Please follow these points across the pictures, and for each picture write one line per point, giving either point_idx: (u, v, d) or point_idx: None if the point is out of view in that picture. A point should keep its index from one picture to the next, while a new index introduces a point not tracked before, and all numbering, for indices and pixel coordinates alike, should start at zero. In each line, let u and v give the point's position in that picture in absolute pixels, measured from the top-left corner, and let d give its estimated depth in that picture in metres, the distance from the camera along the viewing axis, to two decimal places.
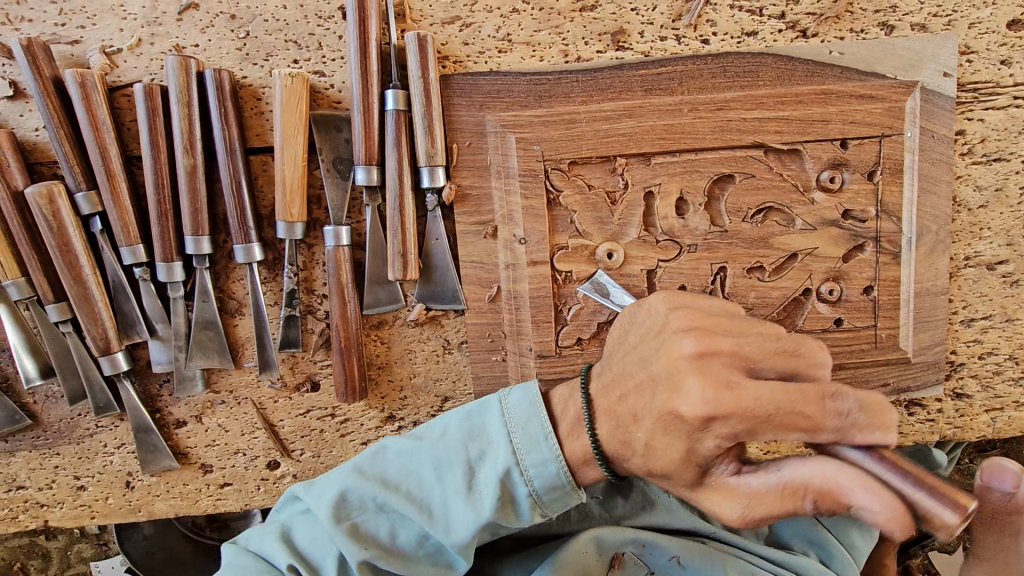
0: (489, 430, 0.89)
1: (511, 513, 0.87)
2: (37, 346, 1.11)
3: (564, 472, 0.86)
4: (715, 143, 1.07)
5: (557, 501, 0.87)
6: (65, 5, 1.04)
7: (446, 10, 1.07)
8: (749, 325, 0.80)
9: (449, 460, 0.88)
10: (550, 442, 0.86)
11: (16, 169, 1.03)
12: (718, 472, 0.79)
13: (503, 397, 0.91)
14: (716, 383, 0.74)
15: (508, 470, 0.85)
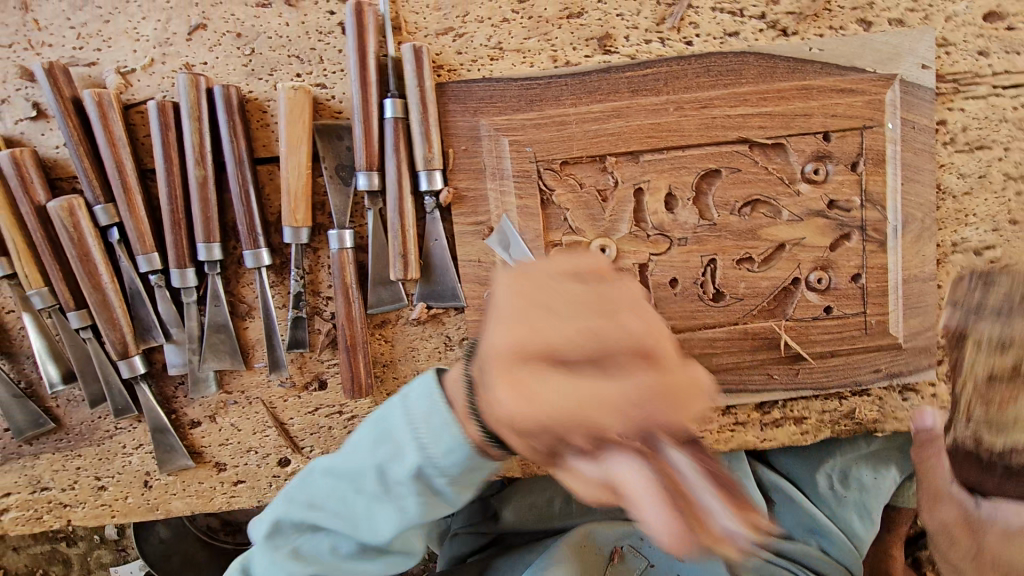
0: (394, 431, 0.88)
1: (434, 503, 0.89)
2: (59, 352, 1.16)
3: (471, 457, 0.83)
4: (701, 139, 1.11)
5: (474, 479, 0.87)
6: (82, 30, 1.11)
7: (440, 22, 1.12)
8: (573, 317, 0.73)
9: (359, 471, 0.91)
10: (450, 430, 0.82)
11: (39, 184, 1.09)
12: (565, 457, 0.76)
13: (403, 392, 0.88)
14: (518, 379, 0.73)
15: (420, 468, 0.85)
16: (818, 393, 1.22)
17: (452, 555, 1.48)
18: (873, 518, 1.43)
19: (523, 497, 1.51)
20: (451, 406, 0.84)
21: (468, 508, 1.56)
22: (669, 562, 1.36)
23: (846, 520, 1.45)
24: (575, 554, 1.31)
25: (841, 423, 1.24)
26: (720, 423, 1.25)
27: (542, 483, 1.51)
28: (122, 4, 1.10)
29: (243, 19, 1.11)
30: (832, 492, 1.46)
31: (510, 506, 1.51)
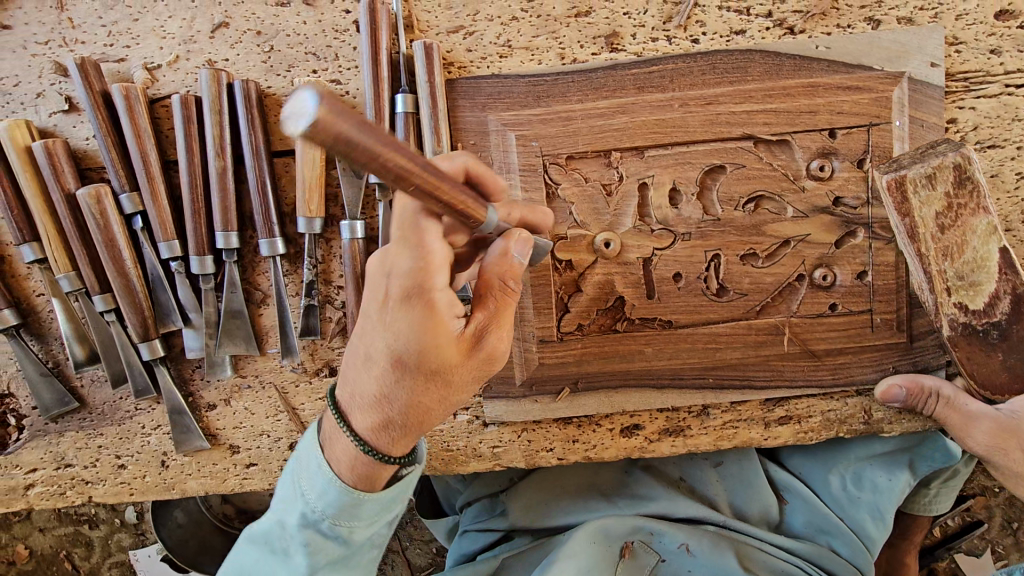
0: (290, 486, 0.97)
1: (328, 547, 0.94)
2: (84, 334, 1.22)
3: (344, 492, 0.92)
4: (707, 135, 1.13)
5: (361, 513, 0.94)
6: (112, 28, 1.17)
7: (451, 21, 1.16)
8: (431, 264, 0.80)
9: (266, 531, 0.97)
10: (320, 471, 0.92)
11: (69, 174, 1.14)
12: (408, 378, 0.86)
13: (296, 451, 0.99)
14: (392, 317, 0.83)
15: (303, 514, 0.94)
16: (822, 391, 1.22)
17: (460, 553, 1.54)
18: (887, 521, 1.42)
19: (533, 491, 1.50)
20: (327, 447, 0.94)
21: (477, 503, 1.58)
22: (681, 558, 1.36)
23: (860, 522, 1.43)
24: (585, 549, 1.31)
25: (846, 422, 1.24)
26: (725, 419, 1.26)
27: (550, 477, 1.50)
28: (150, 3, 1.16)
29: (263, 18, 1.16)
30: (845, 493, 1.44)
31: (517, 500, 1.50)
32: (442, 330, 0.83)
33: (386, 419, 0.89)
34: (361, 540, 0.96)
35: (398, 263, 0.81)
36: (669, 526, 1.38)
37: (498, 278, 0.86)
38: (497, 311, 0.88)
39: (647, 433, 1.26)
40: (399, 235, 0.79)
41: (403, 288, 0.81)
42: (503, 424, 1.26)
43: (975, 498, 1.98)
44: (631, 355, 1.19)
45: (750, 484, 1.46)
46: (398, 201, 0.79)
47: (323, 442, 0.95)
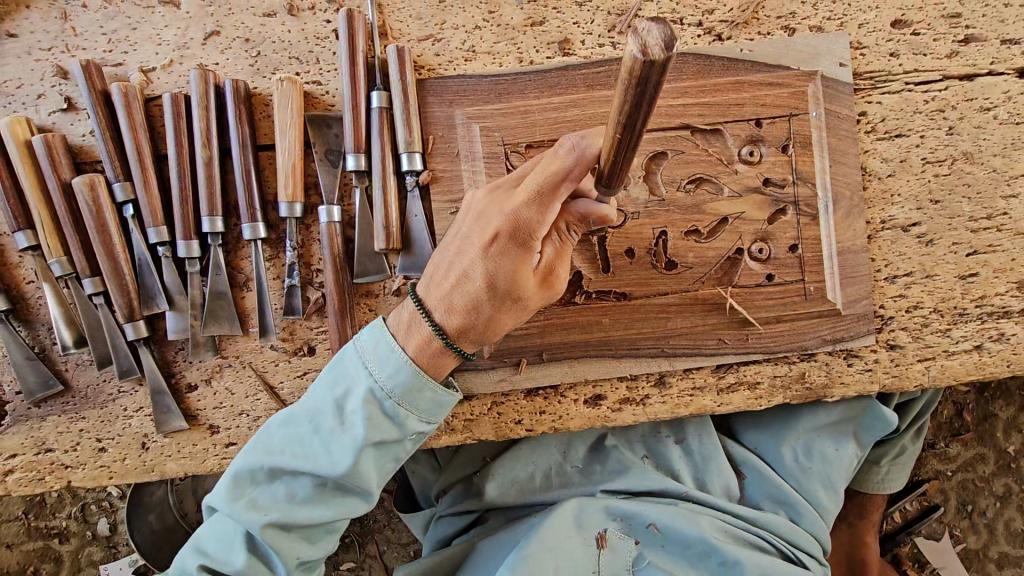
0: (348, 368, 1.07)
1: (384, 425, 1.05)
2: (73, 318, 1.28)
3: (414, 377, 1.05)
4: (650, 125, 1.27)
5: (420, 399, 1.06)
6: (112, 36, 1.29)
7: (421, 30, 1.30)
8: (546, 217, 0.93)
9: (318, 410, 1.07)
10: (395, 354, 1.04)
11: (66, 165, 1.23)
12: (494, 303, 1.01)
13: (355, 337, 1.09)
14: (495, 250, 0.97)
15: (369, 391, 1.04)
16: (765, 356, 1.33)
17: (438, 536, 1.60)
18: (837, 489, 1.53)
19: (507, 473, 1.56)
20: (399, 336, 1.07)
21: (452, 490, 1.63)
22: (652, 537, 1.40)
23: (814, 492, 1.53)
24: (559, 533, 1.35)
25: (792, 388, 1.36)
26: (680, 387, 1.35)
27: (522, 458, 1.56)
28: (147, 14, 1.29)
29: (251, 27, 1.29)
30: (797, 464, 1.54)
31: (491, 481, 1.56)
32: (530, 263, 0.98)
33: (464, 328, 1.04)
34: (402, 435, 1.08)
35: (520, 209, 0.92)
36: (637, 506, 1.43)
37: (572, 225, 1.03)
38: (565, 250, 1.06)
39: (610, 403, 1.35)
40: (540, 185, 0.89)
41: (514, 231, 0.94)
42: (473, 398, 1.34)
43: (928, 482, 2.14)
44: (590, 326, 1.30)
45: (710, 459, 1.54)
46: (558, 150, 0.88)
47: (393, 330, 1.07)
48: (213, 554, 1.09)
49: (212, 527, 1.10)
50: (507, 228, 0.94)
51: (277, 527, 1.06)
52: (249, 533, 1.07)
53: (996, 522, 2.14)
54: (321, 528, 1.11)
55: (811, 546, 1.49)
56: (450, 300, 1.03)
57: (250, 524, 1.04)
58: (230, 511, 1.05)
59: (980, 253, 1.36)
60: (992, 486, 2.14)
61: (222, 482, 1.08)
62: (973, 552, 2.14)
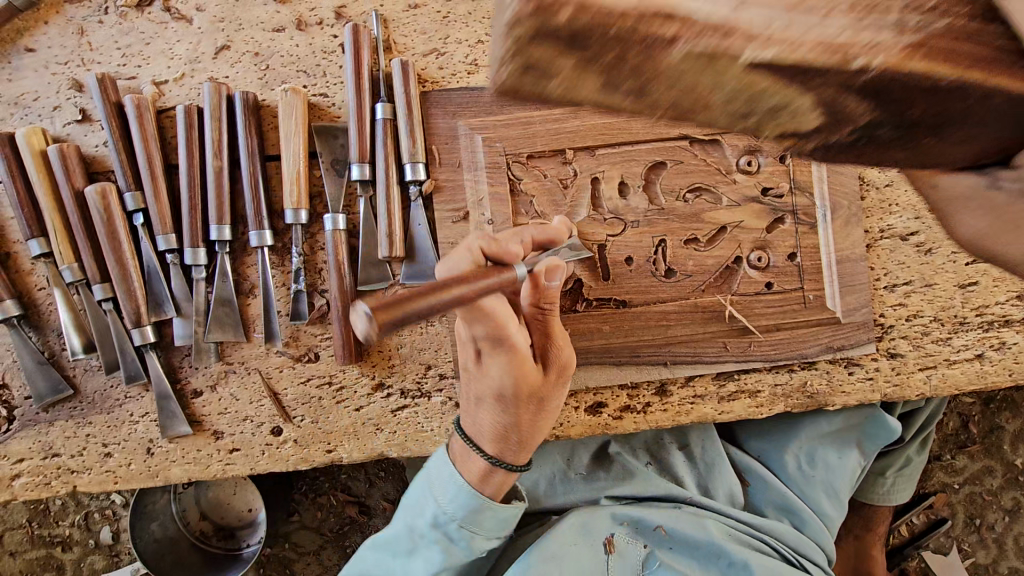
0: (421, 497, 1.22)
1: (454, 546, 1.20)
2: (82, 324, 1.31)
3: (473, 500, 1.17)
4: (649, 136, 1.29)
5: (484, 520, 1.19)
6: (126, 50, 1.33)
7: (425, 44, 1.34)
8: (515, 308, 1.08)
9: (396, 536, 1.23)
10: (453, 479, 1.18)
11: (79, 174, 1.27)
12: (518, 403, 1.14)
13: (428, 467, 1.24)
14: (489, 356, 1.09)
15: (434, 513, 1.18)
16: (766, 364, 1.34)
17: None
18: (840, 498, 1.54)
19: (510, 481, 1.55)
20: (460, 463, 1.21)
21: None
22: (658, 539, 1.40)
23: (816, 500, 1.53)
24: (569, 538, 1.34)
25: (793, 396, 1.36)
26: (681, 395, 1.36)
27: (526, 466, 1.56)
28: (161, 30, 1.33)
29: (261, 41, 1.33)
30: (801, 472, 1.54)
31: None
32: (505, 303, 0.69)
33: (504, 436, 1.16)
34: (469, 554, 1.22)
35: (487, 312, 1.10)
36: (645, 510, 1.43)
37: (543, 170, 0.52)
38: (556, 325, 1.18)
39: (610, 411, 1.36)
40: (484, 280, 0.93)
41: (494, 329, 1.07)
42: None
43: (935, 495, 2.12)
44: (590, 333, 1.31)
45: (713, 465, 1.54)
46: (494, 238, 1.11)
47: (454, 453, 1.23)
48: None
49: None
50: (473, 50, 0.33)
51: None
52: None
53: (1005, 536, 2.12)
54: None
55: (816, 555, 1.49)
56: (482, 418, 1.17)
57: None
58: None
59: (980, 263, 1.36)
60: (1000, 500, 2.12)
61: None
62: (982, 567, 2.12)
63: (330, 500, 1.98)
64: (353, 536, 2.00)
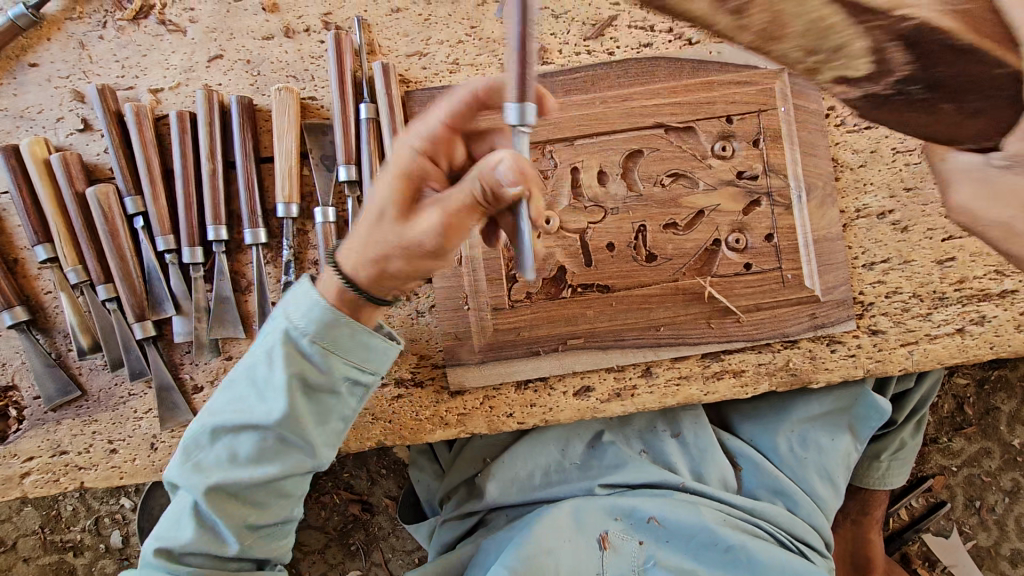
0: (274, 324, 1.11)
1: (310, 367, 1.08)
2: (88, 325, 1.38)
3: (330, 314, 1.05)
4: (625, 125, 1.34)
5: (348, 340, 1.08)
6: (125, 62, 1.40)
7: (408, 47, 1.39)
8: (426, 185, 0.92)
9: (251, 364, 1.11)
10: (309, 295, 1.07)
11: (81, 179, 1.33)
12: (403, 247, 0.94)
13: (282, 299, 1.13)
14: (405, 194, 0.93)
15: (286, 332, 1.08)
16: (750, 344, 1.37)
17: (442, 542, 1.63)
18: (834, 480, 1.55)
19: (506, 471, 1.58)
20: (332, 286, 1.11)
21: (455, 495, 1.66)
22: (653, 531, 1.43)
23: (810, 482, 1.55)
24: (561, 527, 1.39)
25: (778, 375, 1.38)
26: (667, 376, 1.38)
27: (522, 455, 1.58)
28: (157, 42, 1.40)
29: (251, 49, 1.39)
30: (793, 454, 1.56)
31: (491, 479, 1.58)
32: (437, 210, 0.93)
33: (380, 273, 0.99)
34: (335, 381, 1.10)
35: (437, 154, 0.91)
36: (638, 499, 1.46)
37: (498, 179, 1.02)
38: (490, 216, 1.00)
39: (598, 394, 1.38)
40: (462, 134, 0.91)
41: (408, 189, 0.93)
42: (465, 392, 1.39)
43: (933, 478, 2.07)
44: (576, 318, 1.35)
45: (706, 452, 1.55)
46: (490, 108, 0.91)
47: (320, 283, 1.09)
48: (169, 531, 1.11)
49: (150, 543, 1.12)
50: None
51: (219, 493, 1.10)
52: (198, 499, 1.11)
53: (1007, 518, 2.06)
54: (260, 490, 1.12)
55: (812, 537, 1.52)
56: (353, 266, 1.00)
57: (194, 487, 1.09)
58: (178, 477, 1.11)
59: (956, 239, 1.39)
60: (999, 481, 2.06)
61: (177, 451, 1.15)
62: (985, 550, 2.06)
63: (332, 498, 2.00)
64: (356, 534, 2.02)
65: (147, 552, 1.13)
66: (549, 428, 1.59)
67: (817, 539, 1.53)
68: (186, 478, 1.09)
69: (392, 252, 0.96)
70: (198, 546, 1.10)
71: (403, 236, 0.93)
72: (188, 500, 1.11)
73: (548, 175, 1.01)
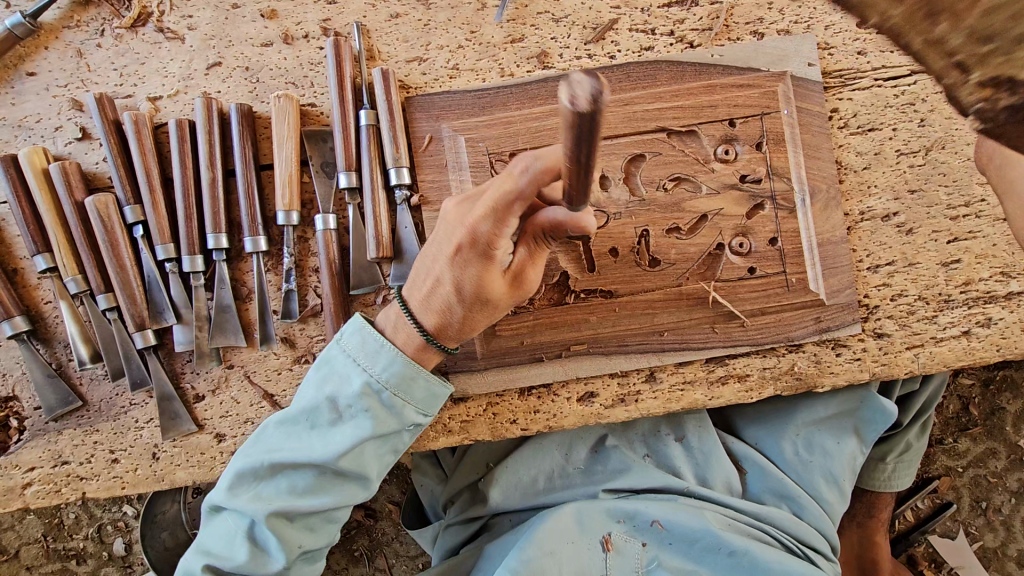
0: (341, 368, 1.13)
1: (383, 413, 1.12)
2: (88, 335, 1.37)
3: (407, 367, 1.12)
4: (627, 130, 1.33)
5: (415, 387, 1.14)
6: (123, 70, 1.39)
7: (408, 52, 1.38)
8: (477, 245, 1.00)
9: (312, 404, 1.12)
10: (385, 349, 1.11)
11: (80, 188, 1.33)
12: (469, 305, 1.08)
13: (341, 338, 1.15)
14: (460, 258, 1.02)
15: (364, 382, 1.11)
16: (754, 348, 1.36)
17: (445, 547, 1.62)
18: (839, 483, 1.54)
19: (509, 477, 1.57)
20: (388, 329, 1.15)
21: (458, 501, 1.65)
22: (656, 534, 1.41)
23: (814, 485, 1.54)
24: (564, 531, 1.37)
25: (783, 380, 1.37)
26: (672, 381, 1.37)
27: (525, 461, 1.58)
28: (155, 50, 1.39)
29: (250, 56, 1.39)
30: (798, 457, 1.55)
31: (494, 486, 1.57)
32: (495, 268, 1.03)
33: (444, 323, 1.11)
34: (400, 426, 1.14)
35: (478, 221, 0.97)
36: (641, 503, 1.44)
37: (548, 232, 1.04)
38: (540, 255, 1.08)
39: (602, 400, 1.37)
40: (495, 201, 0.93)
41: (461, 253, 1.01)
42: (468, 399, 1.38)
43: (939, 479, 2.06)
44: (578, 323, 1.34)
45: (710, 455, 1.54)
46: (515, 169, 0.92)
47: (383, 326, 1.16)
48: (219, 551, 1.12)
49: (195, 561, 1.13)
50: (467, 238, 0.99)
51: (276, 522, 1.11)
52: (251, 524, 1.11)
53: (1013, 519, 2.04)
54: (315, 520, 1.15)
55: (817, 540, 1.50)
56: (421, 319, 1.12)
57: (253, 515, 1.09)
58: (232, 504, 1.11)
59: (962, 240, 1.38)
60: (1006, 482, 2.05)
61: (225, 478, 1.14)
62: (991, 551, 2.05)
63: None
64: (360, 540, 2.01)
65: (189, 570, 1.13)
66: (551, 434, 1.59)
67: (822, 542, 1.51)
68: (246, 508, 1.09)
69: (456, 311, 1.09)
70: (248, 569, 1.11)
71: (468, 296, 1.06)
72: (241, 524, 1.12)
73: (583, 217, 0.97)
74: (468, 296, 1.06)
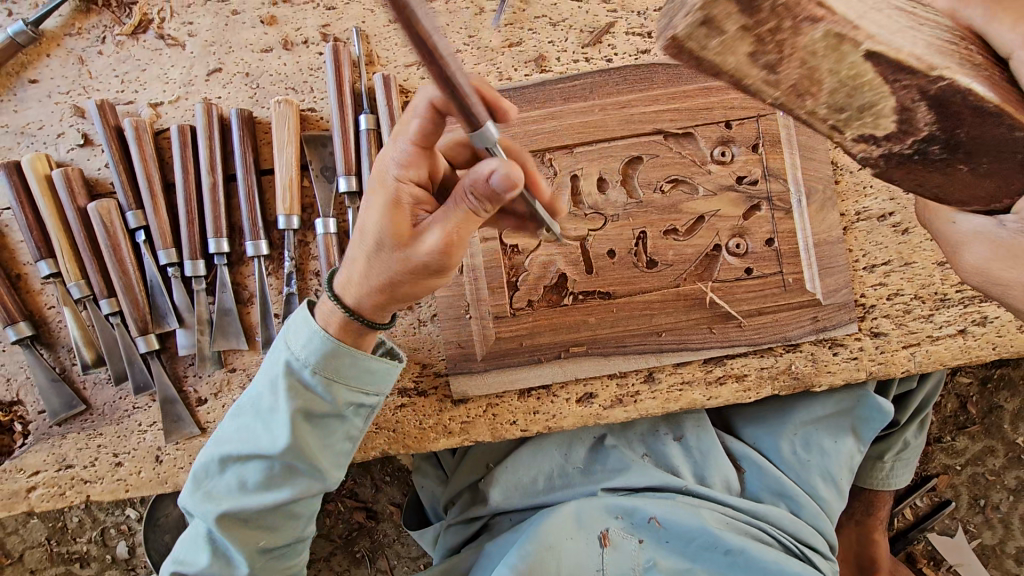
0: (273, 356, 1.12)
1: (308, 395, 1.09)
2: (91, 339, 1.38)
3: (330, 345, 1.07)
4: (624, 132, 1.34)
5: (345, 368, 1.09)
6: (124, 77, 1.40)
7: (407, 57, 1.39)
8: (391, 185, 0.95)
9: (253, 396, 1.13)
10: (307, 326, 1.08)
11: (82, 194, 1.34)
12: (401, 264, 0.96)
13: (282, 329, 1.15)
14: (385, 205, 0.96)
15: (287, 364, 1.09)
16: (752, 348, 1.37)
17: (447, 546, 1.63)
18: (837, 482, 1.55)
19: (509, 477, 1.58)
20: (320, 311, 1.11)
21: (459, 502, 1.67)
22: (653, 531, 1.42)
23: (812, 484, 1.55)
24: (564, 528, 1.38)
25: (780, 379, 1.38)
26: (670, 382, 1.38)
27: (524, 462, 1.59)
28: (156, 56, 1.41)
29: (250, 62, 1.40)
30: (796, 456, 1.56)
31: (494, 486, 1.59)
32: (407, 210, 0.95)
33: (379, 288, 1.01)
34: (334, 409, 1.11)
35: (398, 164, 0.97)
36: (640, 500, 1.45)
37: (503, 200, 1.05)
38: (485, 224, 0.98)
39: (601, 400, 1.39)
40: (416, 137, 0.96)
41: (385, 197, 0.96)
42: (469, 400, 1.39)
43: (937, 477, 2.07)
44: (578, 324, 1.35)
45: (709, 455, 1.55)
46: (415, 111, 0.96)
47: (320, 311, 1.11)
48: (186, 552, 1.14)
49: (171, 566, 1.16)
50: (392, 183, 0.97)
51: (230, 519, 1.11)
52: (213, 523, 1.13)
53: (1012, 516, 2.06)
54: (275, 515, 1.14)
55: (814, 539, 1.51)
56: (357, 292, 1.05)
57: (209, 513, 1.11)
58: (192, 503, 1.13)
59: None
60: (1004, 480, 2.06)
61: (190, 479, 1.17)
62: (990, 548, 2.06)
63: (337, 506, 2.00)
64: (362, 542, 2.02)
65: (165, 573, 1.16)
66: (550, 435, 1.60)
67: (820, 541, 1.52)
68: (201, 504, 1.11)
69: (393, 273, 0.99)
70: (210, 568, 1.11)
71: (393, 249, 0.95)
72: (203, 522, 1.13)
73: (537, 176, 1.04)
74: (395, 249, 0.95)
